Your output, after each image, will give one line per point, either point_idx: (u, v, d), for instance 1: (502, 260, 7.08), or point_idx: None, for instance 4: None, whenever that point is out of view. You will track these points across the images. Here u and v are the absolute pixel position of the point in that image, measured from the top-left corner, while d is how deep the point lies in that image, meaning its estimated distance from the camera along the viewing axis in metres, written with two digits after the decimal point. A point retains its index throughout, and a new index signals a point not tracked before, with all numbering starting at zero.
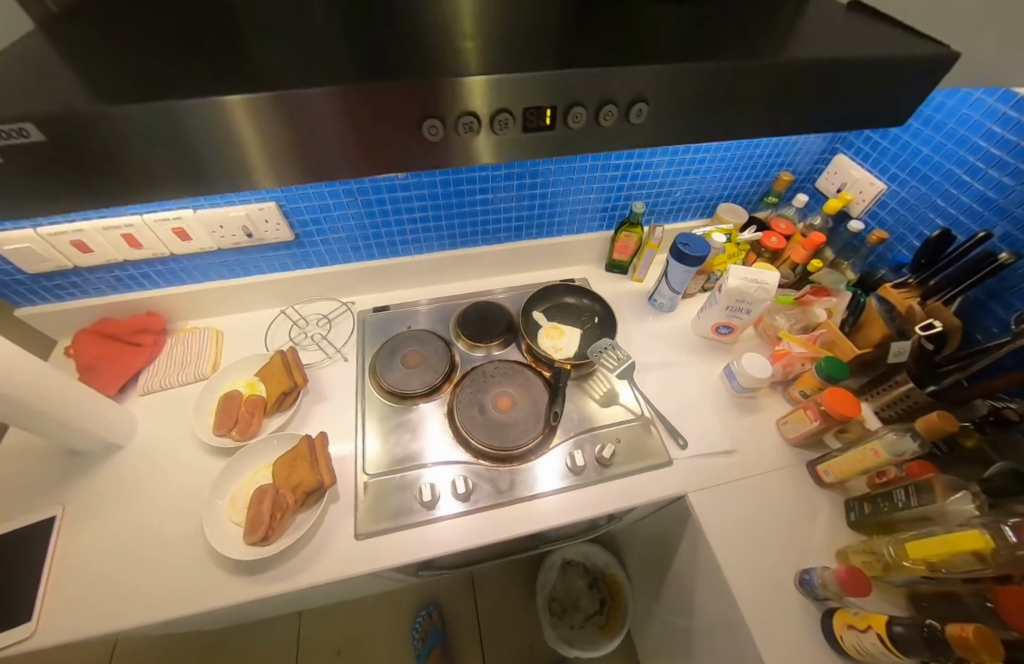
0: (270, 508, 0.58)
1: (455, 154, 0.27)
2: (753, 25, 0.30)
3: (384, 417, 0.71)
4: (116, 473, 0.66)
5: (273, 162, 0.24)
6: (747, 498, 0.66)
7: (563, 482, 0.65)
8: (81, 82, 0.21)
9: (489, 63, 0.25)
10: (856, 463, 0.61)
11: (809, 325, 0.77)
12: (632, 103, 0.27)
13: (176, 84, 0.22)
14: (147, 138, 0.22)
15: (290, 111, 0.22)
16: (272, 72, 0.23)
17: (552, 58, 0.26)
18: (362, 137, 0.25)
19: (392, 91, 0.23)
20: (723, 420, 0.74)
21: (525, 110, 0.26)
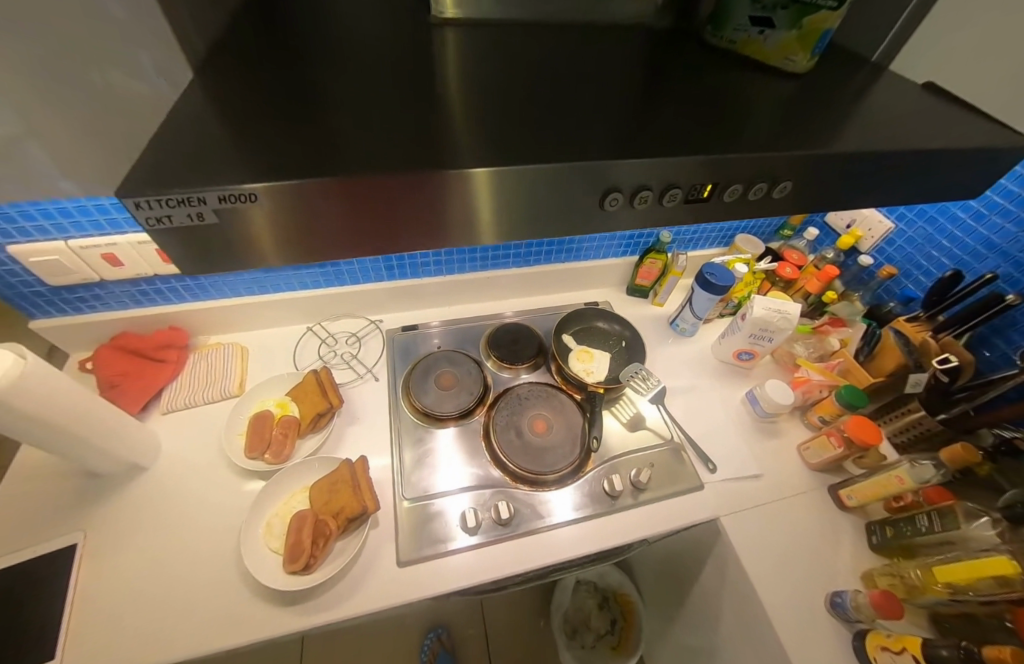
0: (313, 535, 0.57)
1: (613, 220, 0.30)
2: (832, 109, 0.33)
3: (423, 439, 0.71)
4: (141, 496, 0.64)
5: (281, 245, 0.25)
6: (775, 522, 0.69)
7: (574, 514, 0.65)
8: (282, 158, 0.23)
9: (494, 153, 0.26)
10: (880, 488, 0.64)
11: (825, 354, 0.82)
12: (761, 183, 0.30)
13: (367, 161, 0.24)
14: (357, 207, 0.24)
15: (301, 201, 0.23)
16: (310, 155, 0.24)
17: (558, 147, 0.27)
18: (357, 221, 0.25)
19: (400, 184, 0.24)
20: (748, 444, 0.77)
21: (667, 187, 0.29)
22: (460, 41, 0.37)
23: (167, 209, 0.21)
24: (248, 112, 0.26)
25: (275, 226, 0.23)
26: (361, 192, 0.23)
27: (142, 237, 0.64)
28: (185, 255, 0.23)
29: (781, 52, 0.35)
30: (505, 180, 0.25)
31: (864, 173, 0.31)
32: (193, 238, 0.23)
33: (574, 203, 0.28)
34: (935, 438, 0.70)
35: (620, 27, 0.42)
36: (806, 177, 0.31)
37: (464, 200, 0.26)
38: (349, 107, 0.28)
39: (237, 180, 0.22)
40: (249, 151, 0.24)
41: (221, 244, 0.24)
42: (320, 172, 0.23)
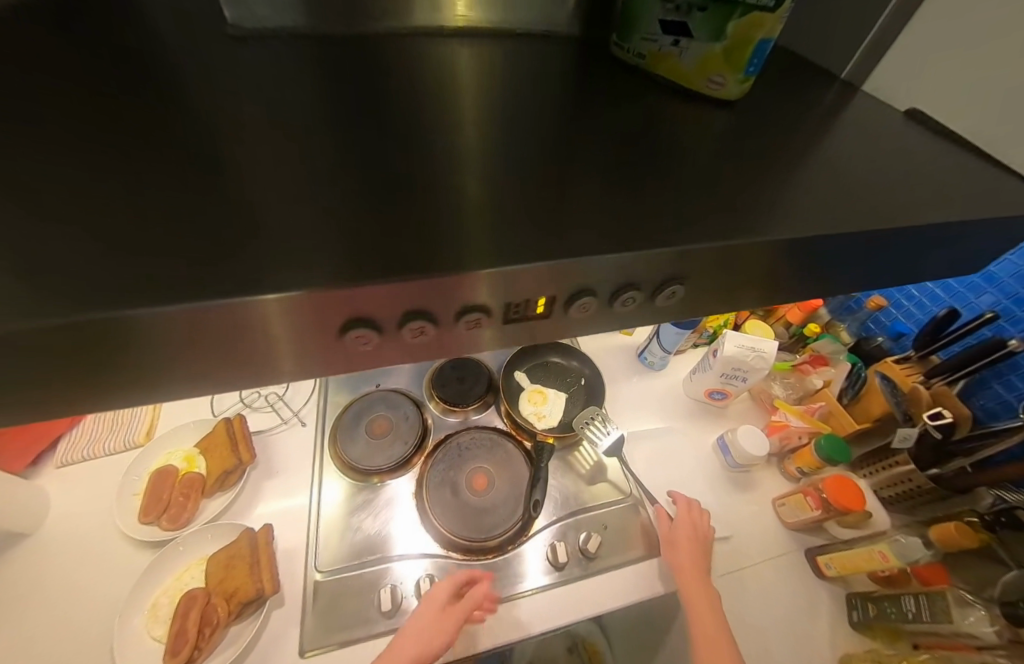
0: (196, 622, 0.49)
1: (607, 316, 0.29)
2: (757, 174, 0.28)
3: (347, 498, 0.63)
4: (12, 571, 0.54)
5: (297, 351, 0.25)
6: (746, 592, 0.61)
7: (545, 578, 0.59)
8: (309, 252, 0.22)
9: (496, 243, 0.23)
10: (863, 562, 0.55)
11: (805, 394, 0.74)
12: (658, 288, 0.27)
13: (399, 252, 0.22)
14: (198, 331, 0.21)
15: (309, 306, 0.22)
16: (289, 254, 0.22)
17: (558, 230, 0.24)
18: (339, 327, 0.24)
19: (408, 292, 0.23)
20: (718, 497, 0.68)
21: (653, 289, 0.27)
22: (482, 76, 0.34)
23: (110, 322, 0.19)
24: (193, 191, 0.24)
25: (264, 331, 0.23)
26: (354, 298, 0.22)
27: None
28: (169, 364, 0.23)
29: (702, 72, 0.31)
30: (492, 280, 0.23)
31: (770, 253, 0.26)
32: (157, 346, 0.21)
33: (554, 307, 0.27)
34: (926, 496, 0.61)
35: (539, 56, 0.36)
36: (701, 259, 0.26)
37: (455, 302, 0.24)
38: (128, 195, 0.23)
39: (224, 290, 0.20)
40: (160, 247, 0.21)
41: (202, 350, 0.23)
42: (295, 281, 0.21)
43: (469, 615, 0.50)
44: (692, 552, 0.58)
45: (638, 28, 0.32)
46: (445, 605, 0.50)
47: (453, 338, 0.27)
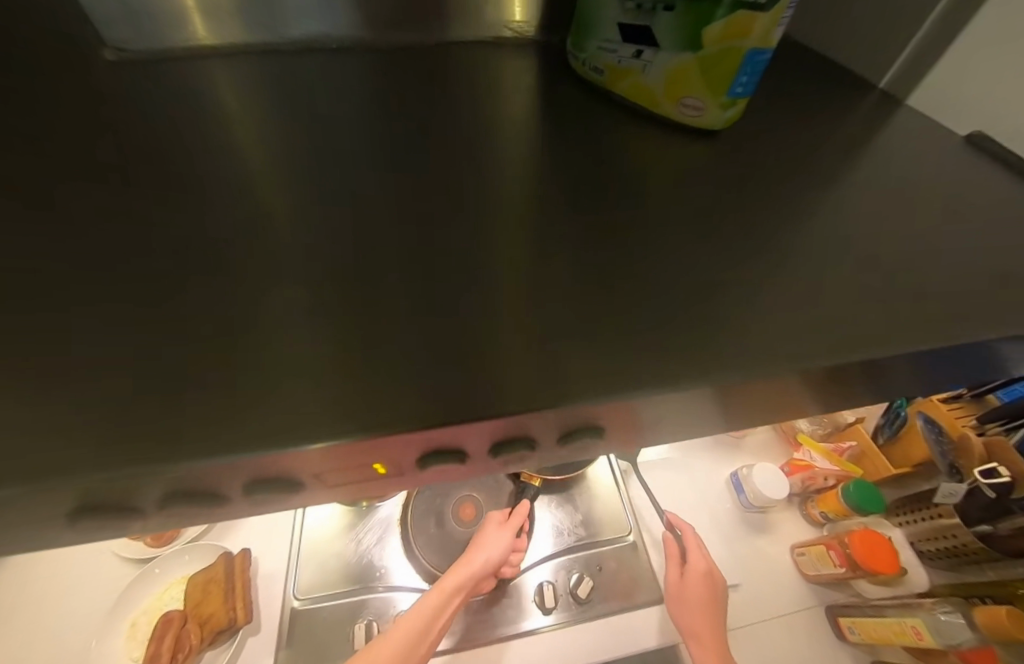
0: (170, 648, 0.48)
1: (671, 429, 0.25)
2: (730, 272, 0.25)
3: (331, 522, 0.60)
4: None
5: (314, 485, 0.21)
6: (752, 651, 0.55)
7: (552, 618, 0.56)
8: (339, 374, 0.19)
9: (573, 362, 0.20)
10: (893, 634, 0.49)
11: (834, 429, 0.66)
12: (537, 441, 0.22)
13: (463, 377, 0.19)
14: (212, 479, 0.18)
15: (352, 453, 0.19)
16: (335, 381, 0.19)
17: (648, 344, 0.21)
18: (378, 463, 0.20)
19: (483, 428, 0.19)
20: (728, 540, 0.62)
21: (733, 401, 0.23)
22: (519, 130, 0.33)
23: (77, 485, 0.16)
24: (190, 299, 0.21)
25: (276, 476, 0.19)
26: (408, 443, 0.19)
27: None
28: (159, 510, 0.20)
29: (666, 87, 0.31)
30: (561, 416, 0.20)
31: (745, 388, 0.22)
32: (170, 495, 0.19)
33: (526, 454, 0.23)
34: (973, 557, 0.52)
35: (521, 121, 0.34)
36: (696, 399, 0.22)
37: (507, 438, 0.21)
38: (35, 287, 0.21)
39: (267, 438, 0.17)
40: (121, 373, 0.18)
41: (216, 494, 0.20)
42: (347, 425, 0.17)
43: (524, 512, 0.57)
44: (705, 615, 0.52)
45: (596, 39, 0.33)
46: (502, 519, 0.56)
47: (486, 467, 0.24)
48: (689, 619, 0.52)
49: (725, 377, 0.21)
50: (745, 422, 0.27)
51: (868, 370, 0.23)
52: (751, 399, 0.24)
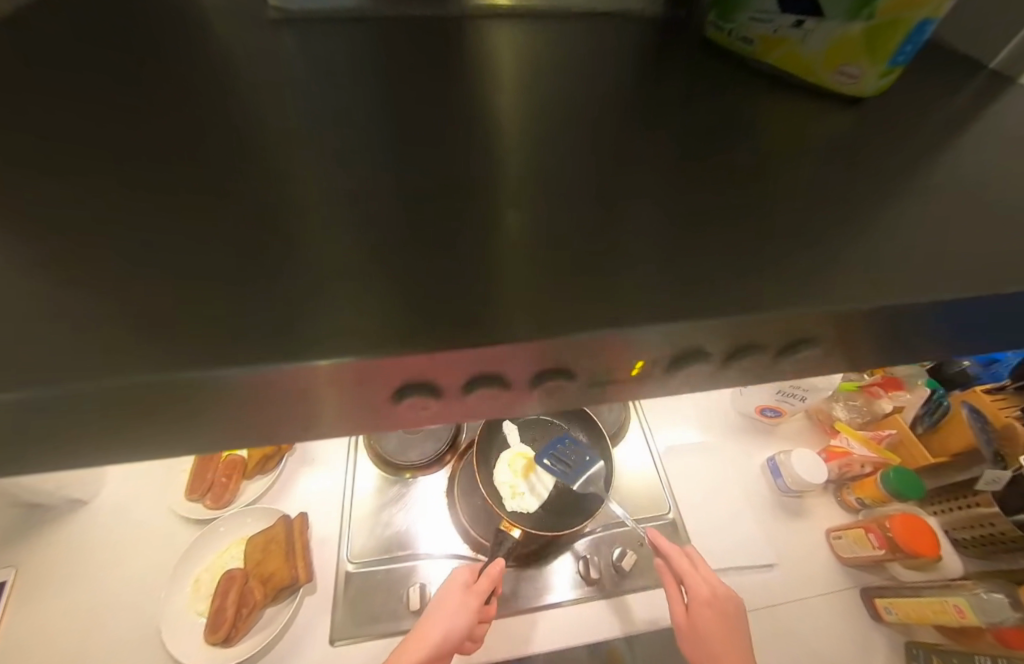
0: (236, 602, 0.51)
1: (717, 374, 0.25)
2: (789, 221, 0.24)
3: (381, 491, 0.63)
4: (80, 535, 0.60)
5: (346, 415, 0.21)
6: (786, 629, 0.57)
7: (574, 592, 0.57)
8: (380, 295, 0.19)
9: (611, 292, 0.20)
10: (932, 613, 0.51)
11: (873, 418, 0.67)
12: (572, 376, 0.22)
13: (498, 303, 0.19)
14: (246, 395, 0.18)
15: (367, 378, 0.19)
16: (368, 302, 0.19)
17: (688, 278, 0.21)
18: (410, 391, 0.20)
19: (513, 355, 0.19)
20: (763, 522, 0.64)
21: (776, 346, 0.23)
22: (566, 73, 0.32)
23: (125, 387, 0.16)
24: (239, 222, 0.21)
25: (309, 398, 0.19)
26: (417, 369, 0.19)
27: None
28: (220, 431, 0.20)
29: (831, 57, 0.30)
30: (593, 346, 0.20)
31: (779, 330, 0.21)
32: (205, 416, 0.19)
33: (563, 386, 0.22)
34: (1009, 545, 0.54)
35: (572, 67, 0.33)
36: (716, 340, 0.21)
37: (524, 374, 0.21)
38: (122, 208, 0.21)
39: (293, 352, 0.17)
40: (183, 286, 0.18)
41: (238, 424, 0.20)
42: (377, 342, 0.18)
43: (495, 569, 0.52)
44: (728, 639, 0.48)
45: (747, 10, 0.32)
46: (467, 583, 0.52)
47: (506, 409, 0.23)
48: (717, 641, 0.48)
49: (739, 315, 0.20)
50: (836, 375, 0.27)
51: (942, 324, 0.24)
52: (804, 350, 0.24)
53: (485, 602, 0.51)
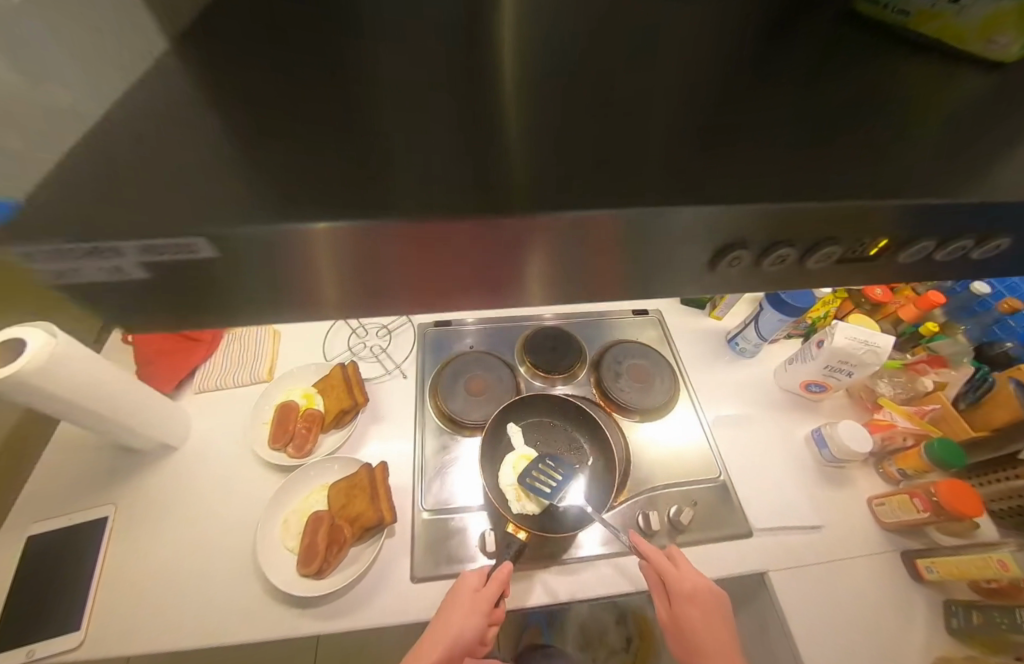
0: (327, 540, 0.56)
1: (730, 275, 0.26)
2: (832, 132, 0.25)
3: (450, 448, 0.67)
4: (169, 476, 0.65)
5: (369, 295, 0.23)
6: (833, 586, 0.60)
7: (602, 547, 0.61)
8: (400, 174, 0.21)
9: (611, 182, 0.22)
10: (973, 569, 0.55)
11: (915, 395, 0.70)
12: (580, 261, 0.23)
13: (502, 186, 0.21)
14: (280, 262, 0.21)
15: (375, 246, 0.21)
16: (382, 185, 0.21)
17: (687, 174, 0.22)
18: (426, 270, 0.22)
19: (515, 232, 0.21)
20: (808, 488, 0.68)
21: (777, 244, 0.24)
22: None
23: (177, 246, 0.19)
24: (280, 116, 0.23)
25: (330, 272, 0.22)
26: (423, 242, 0.21)
27: None
28: (264, 300, 0.23)
29: (984, 34, 0.28)
30: (590, 230, 0.22)
31: (774, 223, 0.23)
32: (363, 270, 0.22)
33: (574, 271, 0.24)
34: None
35: None
36: (707, 232, 0.23)
37: (523, 258, 0.22)
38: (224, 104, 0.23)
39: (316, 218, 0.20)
40: (238, 166, 0.21)
41: (355, 285, 0.22)
42: (388, 212, 0.20)
43: (502, 584, 0.52)
44: (708, 629, 0.51)
45: None
46: (477, 589, 0.53)
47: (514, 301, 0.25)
48: (708, 639, 0.51)
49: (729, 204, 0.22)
50: None
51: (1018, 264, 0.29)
52: (827, 253, 0.25)
53: (494, 607, 0.52)
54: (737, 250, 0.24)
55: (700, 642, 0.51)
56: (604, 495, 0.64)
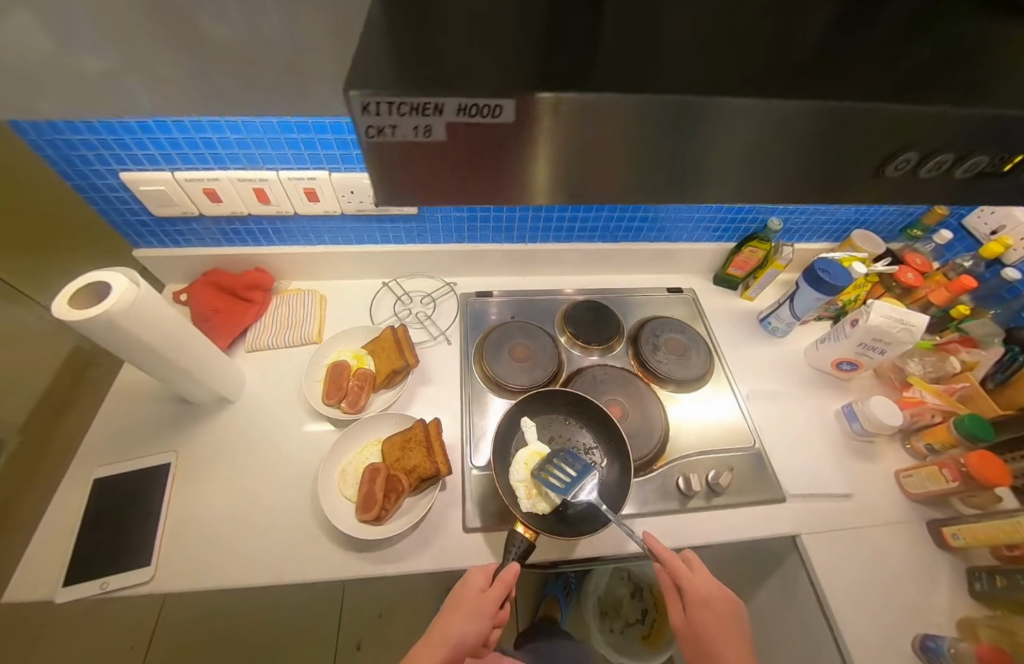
0: (385, 489, 0.58)
1: (883, 191, 0.23)
2: (987, 52, 0.22)
3: (495, 410, 0.70)
4: (227, 427, 0.67)
5: (500, 189, 0.21)
6: (862, 550, 0.63)
7: (645, 505, 0.63)
8: (547, 65, 0.19)
9: (769, 79, 0.20)
10: (1000, 533, 0.57)
11: (944, 374, 0.72)
12: (731, 156, 0.21)
13: (655, 75, 0.19)
14: (423, 136, 0.18)
15: (496, 131, 0.19)
16: (523, 67, 0.19)
17: (855, 78, 0.20)
18: (564, 155, 0.20)
19: (668, 110, 0.19)
20: (837, 459, 0.70)
21: (952, 155, 0.21)
22: None
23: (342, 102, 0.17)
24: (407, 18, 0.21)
25: (449, 144, 0.19)
26: (580, 114, 0.18)
27: (241, 174, 0.63)
28: (401, 176, 0.20)
29: None
30: (754, 116, 0.19)
31: (843, 129, 0.20)
32: (616, 156, 0.20)
33: (722, 169, 0.21)
34: None
35: None
36: (772, 135, 0.20)
37: (553, 151, 0.20)
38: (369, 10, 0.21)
39: (453, 84, 0.18)
40: (386, 52, 0.19)
41: (557, 170, 0.21)
42: (534, 84, 0.18)
43: (506, 579, 0.52)
44: (724, 633, 0.54)
45: None
46: (482, 589, 0.53)
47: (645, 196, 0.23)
48: (722, 644, 0.53)
49: (824, 100, 0.19)
50: None
51: None
52: (939, 161, 0.21)
53: (499, 606, 0.52)
54: (800, 163, 0.22)
55: (714, 647, 0.53)
56: (615, 492, 0.62)
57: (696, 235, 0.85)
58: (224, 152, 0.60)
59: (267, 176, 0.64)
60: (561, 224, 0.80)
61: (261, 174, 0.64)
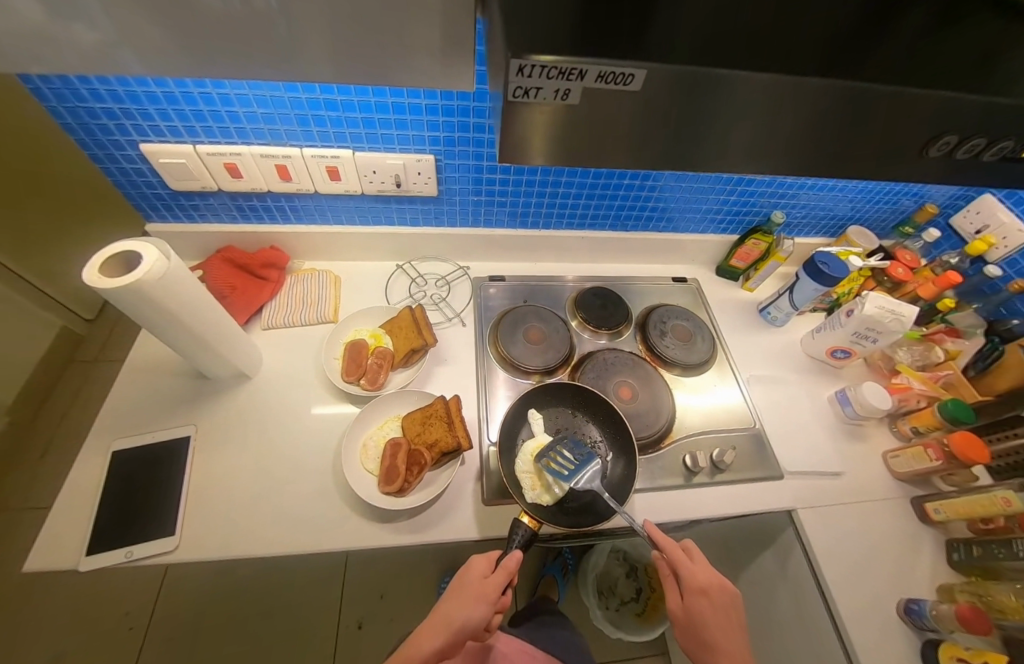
0: (407, 463, 0.60)
1: (909, 165, 0.29)
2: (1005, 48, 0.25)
3: (509, 391, 0.72)
4: (245, 402, 0.68)
5: (597, 149, 0.28)
6: (853, 523, 0.68)
7: (653, 481, 0.66)
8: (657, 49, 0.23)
9: (835, 62, 0.24)
10: (977, 507, 0.61)
11: (929, 363, 0.78)
12: (793, 124, 0.26)
13: (744, 59, 0.23)
14: (556, 98, 0.24)
15: (615, 98, 0.24)
16: (646, 47, 0.23)
17: (907, 67, 0.24)
18: (663, 116, 0.25)
19: (758, 83, 0.23)
20: (831, 440, 0.75)
21: (968, 139, 0.26)
22: None
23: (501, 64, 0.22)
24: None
25: (573, 107, 0.25)
26: (690, 85, 0.23)
27: (263, 150, 0.63)
28: (524, 132, 0.27)
29: None
30: (823, 94, 0.24)
31: (881, 113, 0.25)
32: (692, 125, 0.26)
33: (779, 139, 0.27)
34: None
35: None
36: (830, 114, 0.25)
37: (656, 112, 0.25)
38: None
39: (598, 54, 0.22)
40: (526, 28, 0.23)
41: (650, 129, 0.26)
42: (657, 58, 0.22)
43: (507, 565, 0.55)
44: (722, 627, 0.55)
45: None
46: (485, 575, 0.56)
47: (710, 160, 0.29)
48: (721, 634, 0.55)
49: (884, 84, 0.24)
50: None
51: None
52: (973, 145, 0.27)
53: (500, 593, 0.55)
54: (833, 139, 0.27)
55: (712, 637, 0.55)
56: (620, 486, 0.64)
57: (701, 227, 0.89)
58: (248, 126, 0.60)
59: (290, 152, 0.64)
60: (574, 211, 0.82)
61: (284, 151, 0.64)
